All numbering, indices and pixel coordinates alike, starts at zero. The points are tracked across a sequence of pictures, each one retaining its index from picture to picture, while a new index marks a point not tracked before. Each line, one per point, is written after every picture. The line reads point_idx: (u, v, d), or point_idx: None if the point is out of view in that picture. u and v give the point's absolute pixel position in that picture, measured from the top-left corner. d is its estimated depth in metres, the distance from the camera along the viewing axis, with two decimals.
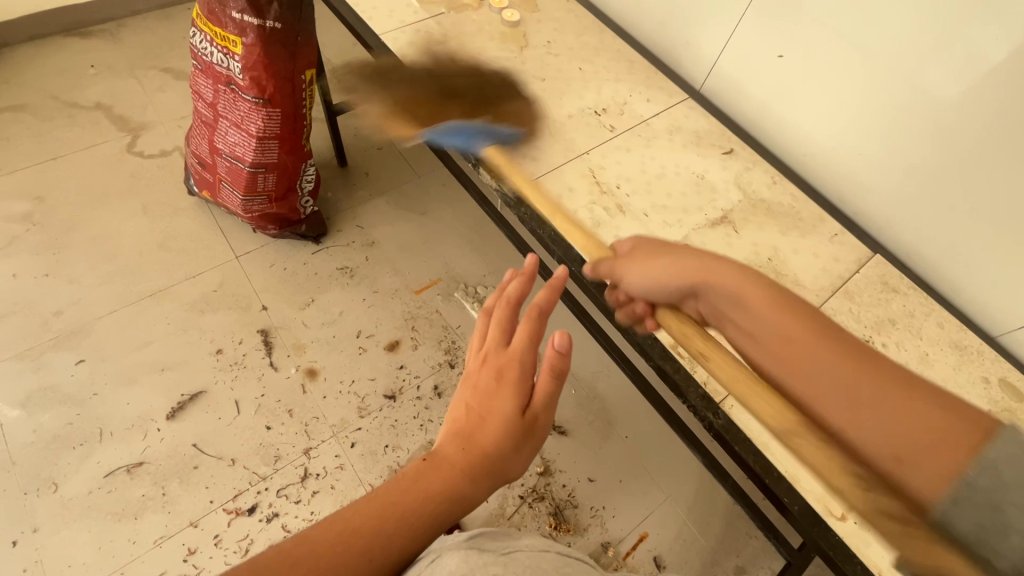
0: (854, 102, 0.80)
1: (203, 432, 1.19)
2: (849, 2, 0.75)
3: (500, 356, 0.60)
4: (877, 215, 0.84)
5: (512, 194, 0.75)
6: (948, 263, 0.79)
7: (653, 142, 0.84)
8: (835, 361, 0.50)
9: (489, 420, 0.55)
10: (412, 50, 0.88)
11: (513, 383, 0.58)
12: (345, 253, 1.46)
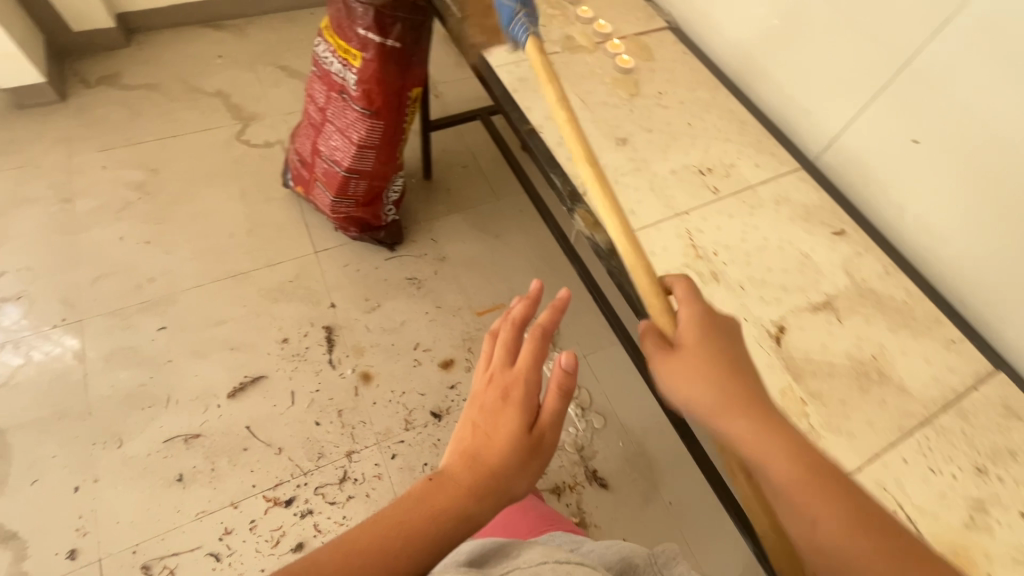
0: (991, 200, 0.73)
1: (257, 416, 1.23)
2: (999, 94, 0.69)
3: (509, 377, 0.61)
4: (1002, 323, 0.76)
5: (604, 244, 0.73)
6: None
7: (757, 210, 0.80)
8: (817, 498, 0.49)
9: (499, 443, 0.56)
10: (523, 84, 0.88)
11: (521, 407, 0.59)
12: (416, 264, 1.49)
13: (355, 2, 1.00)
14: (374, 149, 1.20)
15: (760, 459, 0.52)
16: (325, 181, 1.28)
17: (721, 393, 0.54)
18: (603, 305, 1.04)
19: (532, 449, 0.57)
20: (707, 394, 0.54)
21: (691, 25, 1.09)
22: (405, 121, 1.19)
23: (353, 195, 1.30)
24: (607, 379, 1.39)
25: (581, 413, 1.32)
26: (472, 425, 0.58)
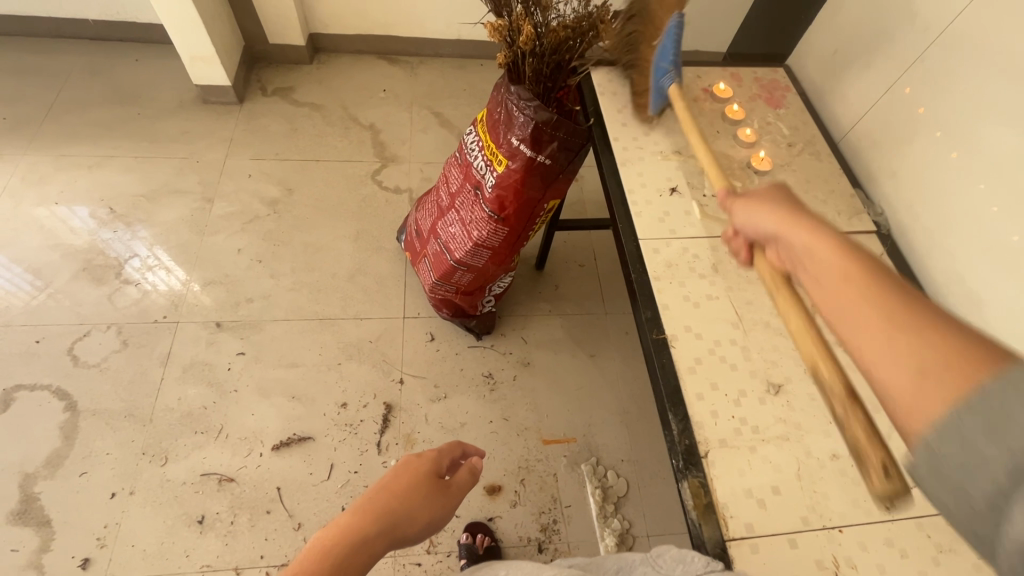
0: None
1: (291, 480, 1.18)
2: None
3: (416, 455, 0.74)
4: None
5: (714, 546, 0.58)
6: None
7: (937, 553, 0.60)
8: (867, 314, 0.43)
9: (397, 501, 0.66)
10: (668, 274, 0.77)
11: (433, 470, 0.73)
12: (497, 362, 1.38)
13: (516, 110, 0.89)
14: (489, 250, 1.10)
15: (814, 272, 0.50)
16: (432, 261, 1.21)
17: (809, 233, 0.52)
18: None
19: (449, 497, 0.72)
20: (802, 234, 0.52)
21: (919, 242, 0.87)
22: (530, 230, 1.08)
23: (456, 283, 1.21)
24: None
25: None
26: (380, 489, 0.68)
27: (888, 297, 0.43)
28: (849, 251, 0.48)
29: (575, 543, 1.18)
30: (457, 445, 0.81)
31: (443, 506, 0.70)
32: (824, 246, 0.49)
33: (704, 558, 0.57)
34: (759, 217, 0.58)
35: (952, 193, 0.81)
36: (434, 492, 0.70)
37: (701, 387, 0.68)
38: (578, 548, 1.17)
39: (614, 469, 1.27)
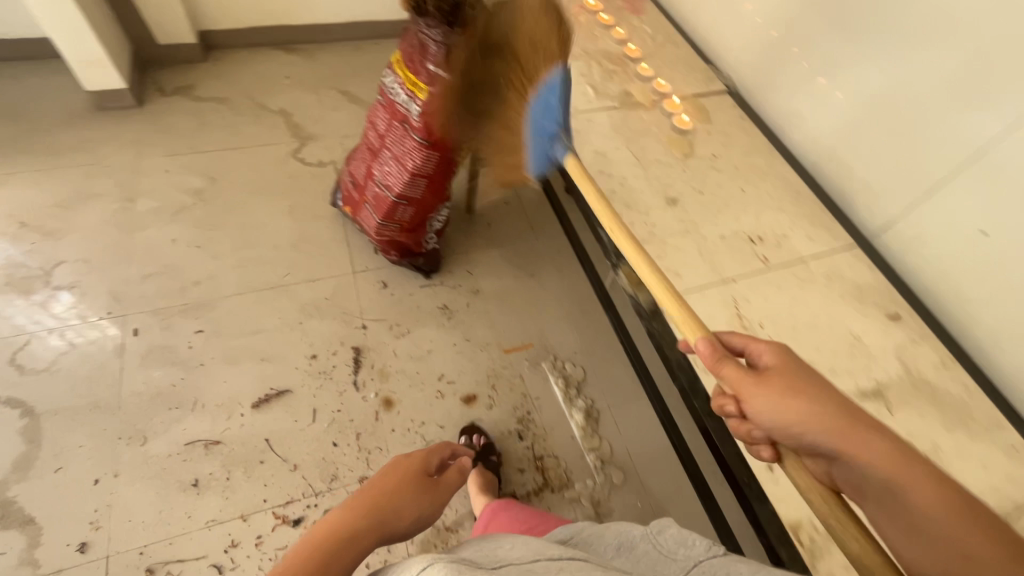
0: None
1: (277, 430, 1.24)
2: None
3: (408, 456, 0.93)
4: None
5: (648, 303, 0.76)
6: None
7: None
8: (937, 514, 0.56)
9: (398, 489, 0.84)
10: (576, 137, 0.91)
11: (424, 469, 0.93)
12: (449, 294, 1.50)
13: (429, 40, 1.05)
14: (425, 178, 1.23)
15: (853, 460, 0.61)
16: (373, 204, 1.32)
17: (829, 421, 0.63)
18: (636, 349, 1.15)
19: (436, 492, 0.90)
20: (818, 424, 0.63)
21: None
22: (458, 155, 1.22)
23: (399, 221, 1.32)
24: (631, 435, 1.35)
25: (599, 466, 1.29)
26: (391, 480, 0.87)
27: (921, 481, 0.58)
28: (861, 435, 0.61)
29: (549, 426, 1.34)
30: (442, 456, 1.01)
31: (433, 500, 0.87)
32: (868, 453, 0.60)
33: (705, 543, 0.59)
34: (774, 407, 0.65)
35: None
36: (429, 486, 0.89)
37: (619, 208, 0.82)
38: (553, 430, 1.33)
39: (570, 361, 1.44)
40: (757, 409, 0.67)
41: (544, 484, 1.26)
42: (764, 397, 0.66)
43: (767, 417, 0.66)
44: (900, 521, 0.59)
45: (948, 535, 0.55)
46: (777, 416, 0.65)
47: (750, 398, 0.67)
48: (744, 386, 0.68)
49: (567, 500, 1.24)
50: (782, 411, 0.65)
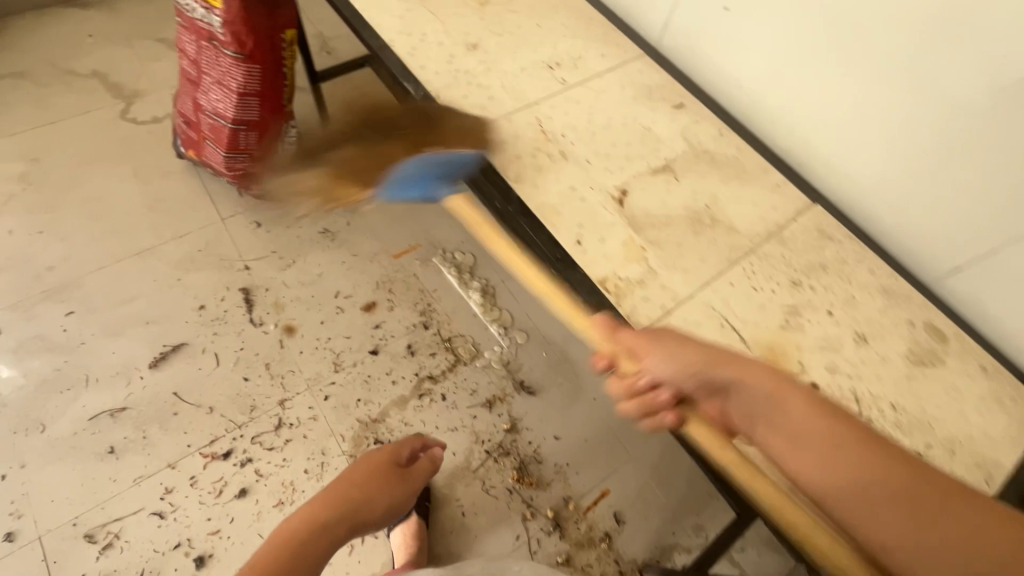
0: (877, 133, 0.77)
1: (183, 382, 1.24)
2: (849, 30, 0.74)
3: (379, 449, 0.98)
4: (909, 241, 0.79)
5: (457, 139, 0.78)
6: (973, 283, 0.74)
7: (603, 94, 0.86)
8: (883, 516, 0.47)
9: (363, 490, 0.90)
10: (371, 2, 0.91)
11: (393, 461, 0.97)
12: (327, 217, 1.51)
13: None
14: (255, 96, 1.19)
15: (806, 482, 0.52)
16: (213, 137, 1.28)
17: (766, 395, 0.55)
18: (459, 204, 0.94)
19: (407, 481, 0.96)
20: (767, 390, 0.55)
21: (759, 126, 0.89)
22: (283, 65, 1.19)
23: (246, 149, 1.29)
24: (527, 298, 1.46)
25: (503, 332, 1.40)
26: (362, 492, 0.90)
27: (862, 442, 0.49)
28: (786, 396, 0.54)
29: (450, 310, 1.42)
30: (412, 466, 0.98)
31: (402, 488, 0.94)
32: (800, 416, 0.53)
33: None
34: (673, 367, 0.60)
35: (802, 78, 0.82)
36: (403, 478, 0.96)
37: (422, 61, 0.85)
38: (455, 313, 1.42)
39: (459, 250, 1.51)
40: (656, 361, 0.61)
41: (456, 360, 1.36)
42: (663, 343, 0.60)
43: (660, 367, 0.60)
44: (846, 513, 0.49)
45: (930, 541, 0.45)
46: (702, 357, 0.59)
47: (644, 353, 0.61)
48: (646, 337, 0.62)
49: (480, 367, 1.35)
50: (677, 362, 0.59)
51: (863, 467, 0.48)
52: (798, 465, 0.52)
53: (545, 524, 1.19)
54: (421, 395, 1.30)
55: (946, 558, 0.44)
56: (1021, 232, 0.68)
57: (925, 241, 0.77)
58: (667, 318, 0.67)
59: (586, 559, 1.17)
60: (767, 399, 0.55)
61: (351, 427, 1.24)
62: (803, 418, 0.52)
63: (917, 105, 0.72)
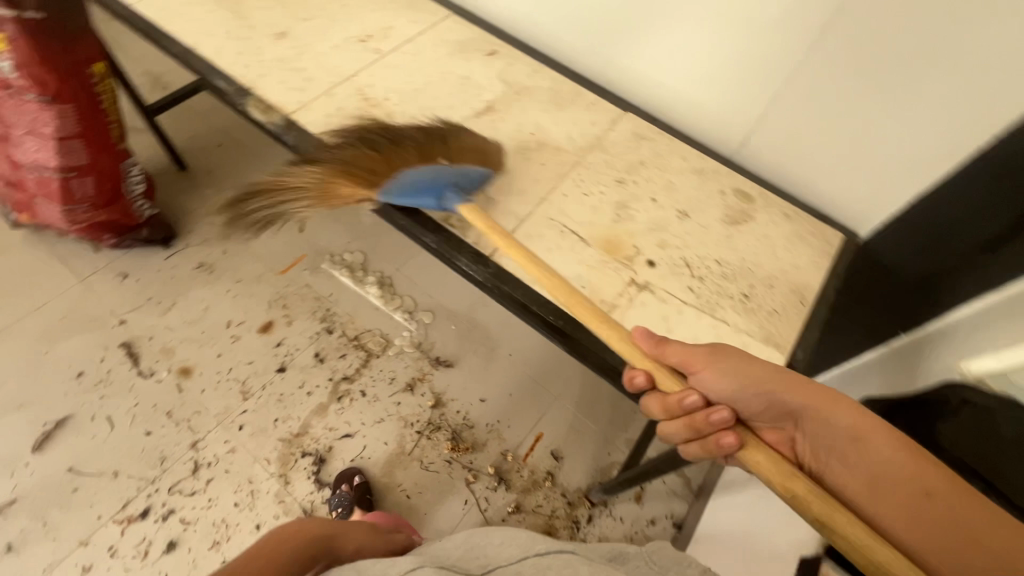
0: (737, 76, 0.82)
1: (77, 455, 1.16)
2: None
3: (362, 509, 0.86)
4: (780, 168, 0.87)
5: (280, 122, 0.78)
6: (838, 195, 0.85)
7: (418, 55, 0.90)
8: (909, 519, 0.49)
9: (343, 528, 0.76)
10: (166, 12, 0.89)
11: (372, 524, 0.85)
12: (200, 251, 1.45)
13: None
14: (78, 139, 1.12)
15: (881, 480, 0.51)
16: (42, 192, 1.19)
17: (821, 392, 0.57)
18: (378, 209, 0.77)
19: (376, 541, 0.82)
20: (844, 419, 0.55)
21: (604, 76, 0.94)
22: (100, 100, 1.12)
23: (85, 198, 1.22)
24: (425, 279, 1.48)
25: (409, 317, 1.41)
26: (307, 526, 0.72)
27: (916, 459, 0.50)
28: (838, 408, 0.55)
29: (352, 310, 1.41)
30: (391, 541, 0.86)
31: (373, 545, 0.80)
32: (878, 443, 0.52)
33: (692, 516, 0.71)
34: (723, 381, 0.58)
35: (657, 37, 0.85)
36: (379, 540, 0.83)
37: (231, 58, 0.85)
38: (356, 312, 1.41)
39: (347, 250, 1.49)
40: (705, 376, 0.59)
41: (368, 355, 1.35)
42: (715, 373, 0.59)
43: (718, 383, 0.58)
44: (898, 521, 0.50)
45: (960, 515, 0.46)
46: (752, 377, 0.58)
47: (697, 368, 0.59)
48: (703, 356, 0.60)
49: (393, 356, 1.36)
50: (742, 376, 0.58)
51: (907, 470, 0.50)
52: (880, 516, 0.51)
53: (489, 482, 1.22)
54: (341, 397, 1.29)
55: (961, 568, 0.45)
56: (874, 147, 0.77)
57: (792, 167, 0.86)
58: (513, 237, 0.72)
59: (535, 502, 1.21)
60: (844, 432, 0.55)
61: (275, 448, 1.21)
62: (878, 448, 0.52)
63: (770, 50, 0.76)
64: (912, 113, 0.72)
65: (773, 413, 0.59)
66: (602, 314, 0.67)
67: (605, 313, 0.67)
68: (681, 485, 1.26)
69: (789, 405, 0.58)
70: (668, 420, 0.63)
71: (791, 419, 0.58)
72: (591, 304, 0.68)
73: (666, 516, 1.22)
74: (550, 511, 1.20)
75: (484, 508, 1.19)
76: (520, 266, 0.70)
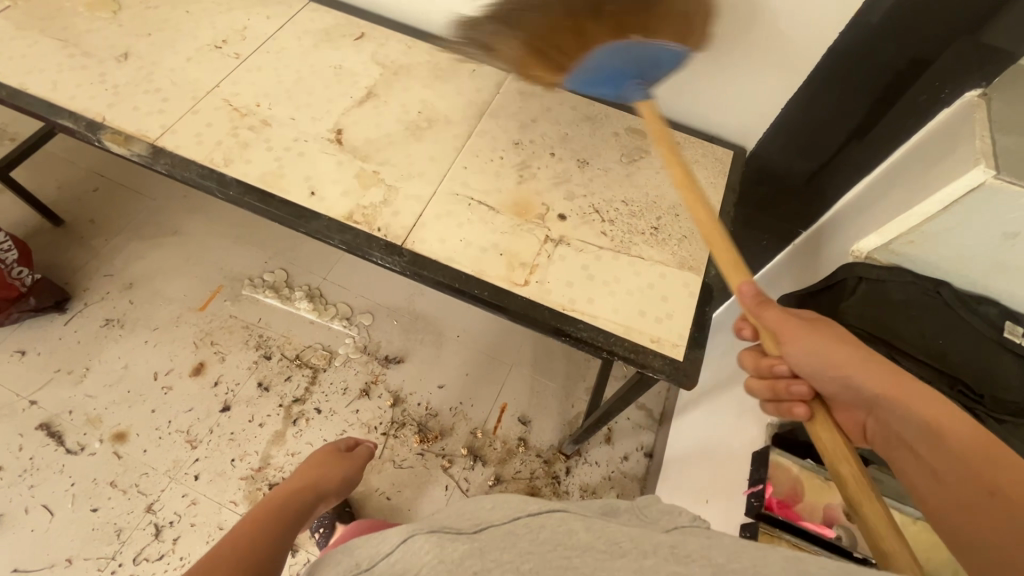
0: None
1: (20, 553, 1.06)
2: None
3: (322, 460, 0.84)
4: (658, 101, 0.91)
5: (145, 151, 0.72)
6: (718, 115, 0.90)
7: (282, 51, 0.85)
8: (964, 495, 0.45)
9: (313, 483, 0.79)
10: None
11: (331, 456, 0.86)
12: (104, 307, 1.33)
13: None
14: None
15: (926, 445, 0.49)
16: None
17: (886, 372, 0.53)
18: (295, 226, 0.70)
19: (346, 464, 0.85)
20: (912, 407, 0.51)
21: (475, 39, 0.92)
22: None
23: None
24: (354, 281, 1.44)
25: (348, 323, 1.37)
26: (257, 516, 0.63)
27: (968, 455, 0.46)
28: (905, 387, 0.52)
29: (286, 330, 1.35)
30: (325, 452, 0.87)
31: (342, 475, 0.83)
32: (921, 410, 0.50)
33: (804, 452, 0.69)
34: (813, 352, 0.56)
35: None
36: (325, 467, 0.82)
37: (72, 92, 0.76)
38: (291, 331, 1.35)
39: (265, 271, 1.42)
40: (794, 351, 0.57)
41: (315, 372, 1.30)
42: (810, 342, 0.56)
43: (803, 356, 0.57)
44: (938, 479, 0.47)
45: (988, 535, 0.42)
46: (858, 368, 0.54)
47: (788, 341, 0.57)
48: (783, 329, 0.58)
49: (341, 365, 1.32)
50: (827, 358, 0.56)
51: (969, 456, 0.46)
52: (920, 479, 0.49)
53: (465, 463, 1.23)
54: (296, 420, 1.25)
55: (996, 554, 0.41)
56: (742, 69, 0.82)
57: (670, 97, 0.90)
58: (422, 220, 0.71)
59: (513, 469, 1.23)
60: (918, 421, 0.50)
61: (239, 488, 1.16)
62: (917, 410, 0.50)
63: None
64: (771, 36, 0.76)
65: (850, 394, 0.55)
66: (526, 276, 0.68)
67: (528, 275, 0.68)
68: (644, 417, 1.33)
69: (859, 388, 0.54)
70: (753, 380, 0.63)
71: (871, 420, 0.55)
72: (513, 268, 0.68)
73: (636, 448, 1.29)
74: (529, 474, 1.23)
75: (471, 490, 1.20)
76: (435, 248, 0.69)
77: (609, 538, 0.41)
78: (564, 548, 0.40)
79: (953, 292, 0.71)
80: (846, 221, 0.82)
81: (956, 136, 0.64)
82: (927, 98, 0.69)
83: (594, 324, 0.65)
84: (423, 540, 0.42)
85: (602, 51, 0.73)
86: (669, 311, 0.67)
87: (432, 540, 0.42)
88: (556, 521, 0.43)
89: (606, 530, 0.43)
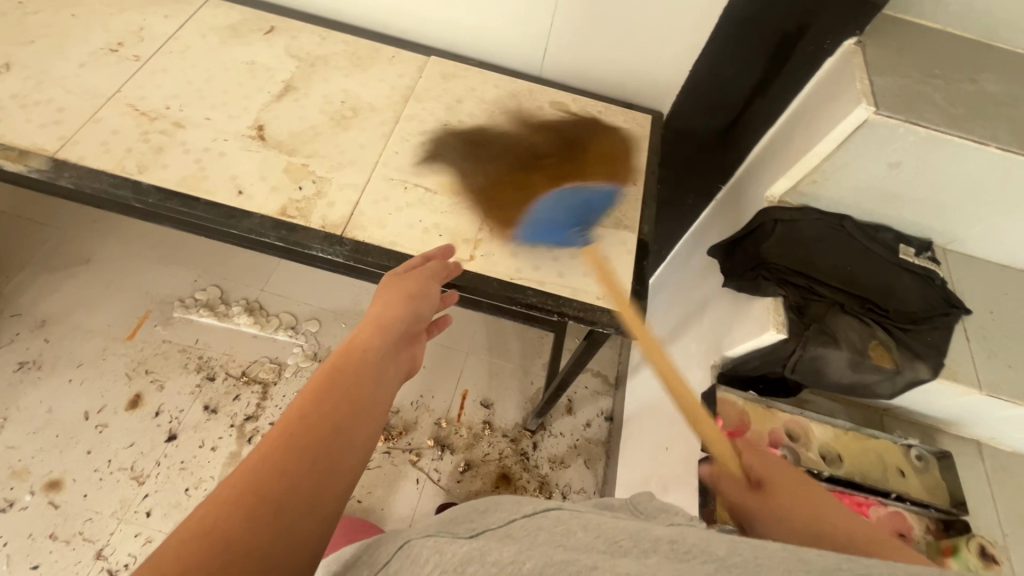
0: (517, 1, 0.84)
1: None
2: None
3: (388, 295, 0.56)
4: (579, 75, 0.95)
5: (45, 166, 0.67)
6: (635, 83, 0.95)
7: (187, 51, 0.81)
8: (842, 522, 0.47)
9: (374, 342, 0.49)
10: None
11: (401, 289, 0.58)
12: (15, 349, 1.22)
13: None
14: None
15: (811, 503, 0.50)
16: None
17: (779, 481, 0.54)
18: (210, 224, 0.67)
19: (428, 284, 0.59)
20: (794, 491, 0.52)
21: (392, 25, 0.91)
22: None
23: None
24: (296, 288, 1.39)
25: (294, 332, 1.32)
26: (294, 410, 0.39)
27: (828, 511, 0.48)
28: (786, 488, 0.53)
29: (227, 348, 1.29)
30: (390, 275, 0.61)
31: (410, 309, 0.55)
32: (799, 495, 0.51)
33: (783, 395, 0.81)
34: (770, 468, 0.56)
35: None
36: (394, 289, 0.58)
37: None
38: (234, 348, 1.29)
39: (196, 290, 1.34)
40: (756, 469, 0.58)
41: (265, 386, 1.26)
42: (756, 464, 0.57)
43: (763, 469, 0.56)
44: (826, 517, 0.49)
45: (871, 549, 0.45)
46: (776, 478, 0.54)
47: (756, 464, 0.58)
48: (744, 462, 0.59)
49: (292, 376, 1.28)
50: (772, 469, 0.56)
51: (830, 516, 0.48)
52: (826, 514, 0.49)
53: (433, 454, 1.23)
54: (251, 437, 1.20)
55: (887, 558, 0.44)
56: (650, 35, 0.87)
57: (590, 70, 0.94)
58: (359, 208, 0.70)
59: (481, 452, 1.25)
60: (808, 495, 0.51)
61: None
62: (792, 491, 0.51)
63: None
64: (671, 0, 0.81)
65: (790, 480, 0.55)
66: (471, 252, 0.69)
67: (473, 250, 0.69)
68: (601, 383, 1.38)
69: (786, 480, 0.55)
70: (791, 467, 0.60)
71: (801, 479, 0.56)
72: (457, 245, 0.69)
73: (597, 415, 1.33)
74: (498, 455, 1.25)
75: (443, 479, 1.20)
76: (377, 233, 0.68)
77: (607, 534, 0.35)
78: (562, 550, 0.34)
79: (856, 226, 0.80)
80: (757, 171, 0.89)
81: (842, 79, 0.71)
82: (813, 48, 0.75)
83: (542, 289, 0.68)
84: (422, 547, 0.37)
85: (538, 206, 0.72)
86: (610, 269, 0.71)
87: (433, 544, 0.36)
88: (553, 522, 0.37)
89: (605, 527, 0.37)
